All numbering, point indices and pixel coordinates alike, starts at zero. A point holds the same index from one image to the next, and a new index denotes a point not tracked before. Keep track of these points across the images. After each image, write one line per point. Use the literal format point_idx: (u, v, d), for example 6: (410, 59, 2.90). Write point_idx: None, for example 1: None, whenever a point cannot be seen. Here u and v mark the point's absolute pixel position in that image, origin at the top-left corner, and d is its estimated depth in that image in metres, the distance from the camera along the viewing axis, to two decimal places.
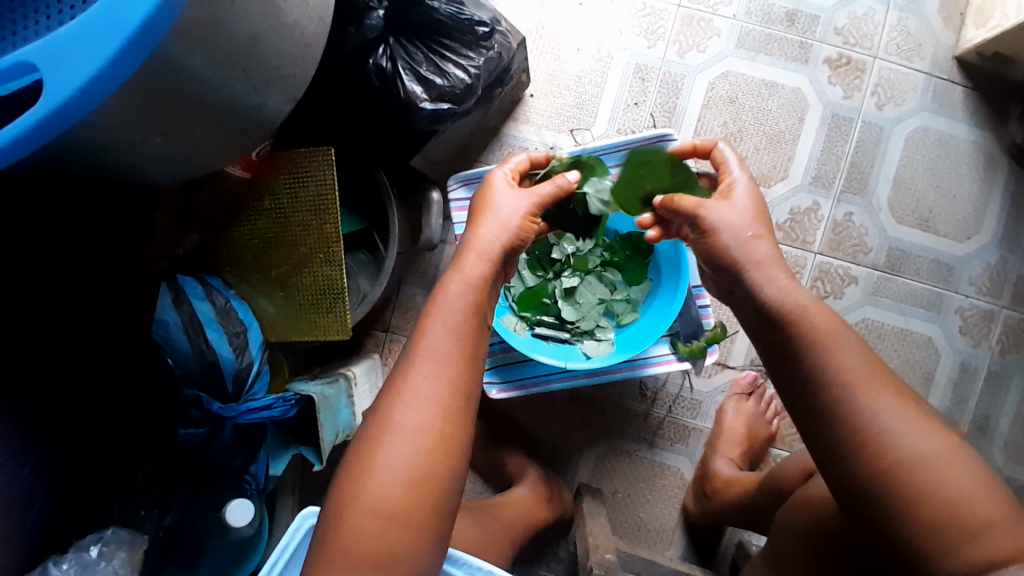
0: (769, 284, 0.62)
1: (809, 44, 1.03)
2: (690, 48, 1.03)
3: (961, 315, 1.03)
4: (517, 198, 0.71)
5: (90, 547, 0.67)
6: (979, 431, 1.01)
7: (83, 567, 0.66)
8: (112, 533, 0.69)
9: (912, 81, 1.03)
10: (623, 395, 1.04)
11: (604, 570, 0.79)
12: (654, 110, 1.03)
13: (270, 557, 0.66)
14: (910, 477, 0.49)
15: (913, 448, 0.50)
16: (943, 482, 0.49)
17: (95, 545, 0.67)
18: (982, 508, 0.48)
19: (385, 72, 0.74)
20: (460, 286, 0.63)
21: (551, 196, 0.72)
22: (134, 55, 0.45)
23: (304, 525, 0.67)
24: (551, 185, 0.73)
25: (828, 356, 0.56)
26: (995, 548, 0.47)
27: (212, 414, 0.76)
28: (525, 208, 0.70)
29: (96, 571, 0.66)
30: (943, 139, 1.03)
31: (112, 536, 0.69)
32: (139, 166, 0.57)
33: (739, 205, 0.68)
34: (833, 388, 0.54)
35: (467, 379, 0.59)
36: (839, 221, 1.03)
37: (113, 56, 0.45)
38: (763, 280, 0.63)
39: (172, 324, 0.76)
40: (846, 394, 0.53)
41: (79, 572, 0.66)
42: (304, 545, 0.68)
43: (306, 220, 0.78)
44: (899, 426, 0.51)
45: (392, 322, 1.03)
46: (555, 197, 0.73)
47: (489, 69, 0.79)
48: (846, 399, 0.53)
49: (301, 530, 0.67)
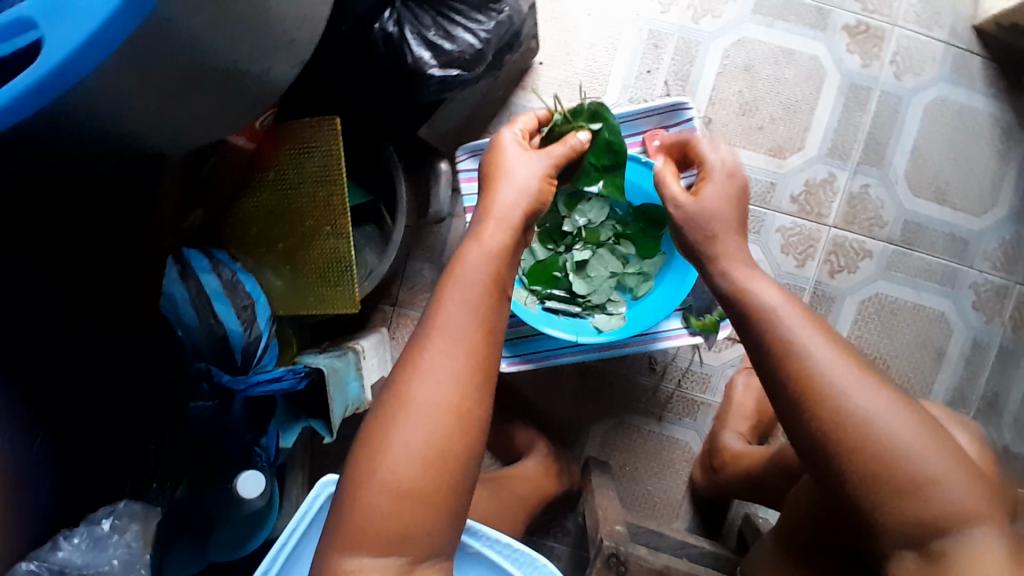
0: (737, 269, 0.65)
1: (828, 11, 1.00)
2: (705, 14, 0.99)
3: (975, 291, 1.01)
4: (530, 161, 0.68)
5: (101, 521, 0.64)
6: (989, 407, 1.01)
7: (96, 540, 0.63)
8: (124, 505, 0.66)
9: (932, 50, 1.00)
10: (632, 370, 1.03)
11: (614, 542, 0.80)
12: (667, 79, 1.00)
13: (288, 526, 0.67)
14: (895, 444, 0.51)
15: (885, 416, 0.52)
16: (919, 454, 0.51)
17: (108, 519, 0.64)
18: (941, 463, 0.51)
19: (392, 38, 0.72)
20: (479, 257, 0.61)
21: (565, 158, 0.69)
22: (131, 12, 0.42)
23: (323, 493, 0.68)
24: (563, 147, 0.70)
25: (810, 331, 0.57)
26: (954, 498, 0.50)
27: (221, 387, 0.75)
28: (540, 170, 0.67)
29: (108, 545, 0.63)
30: (961, 110, 1.01)
31: (124, 509, 0.65)
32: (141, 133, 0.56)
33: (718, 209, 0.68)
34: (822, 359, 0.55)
35: (487, 355, 0.57)
36: (855, 193, 1.01)
37: (108, 16, 0.42)
38: (747, 268, 0.65)
39: (179, 298, 0.74)
40: (833, 368, 0.55)
41: (91, 547, 0.63)
42: (325, 511, 0.69)
43: (312, 192, 0.77)
44: (878, 404, 0.53)
45: (399, 297, 1.02)
46: (568, 159, 0.70)
47: (501, 34, 0.76)
48: (824, 371, 0.55)
49: (322, 496, 0.68)
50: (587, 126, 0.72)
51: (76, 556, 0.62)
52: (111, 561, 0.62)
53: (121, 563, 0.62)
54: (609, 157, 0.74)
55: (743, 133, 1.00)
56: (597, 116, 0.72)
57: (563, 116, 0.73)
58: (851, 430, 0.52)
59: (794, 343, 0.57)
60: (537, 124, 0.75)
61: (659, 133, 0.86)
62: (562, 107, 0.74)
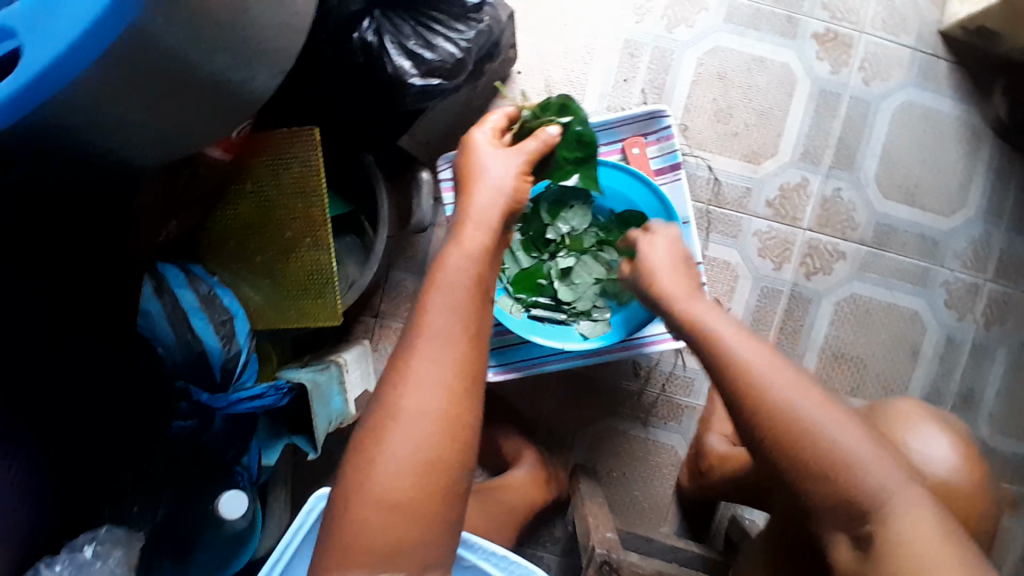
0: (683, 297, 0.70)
1: (797, 20, 1.03)
2: (680, 23, 1.01)
3: (947, 289, 1.05)
4: (505, 158, 0.67)
5: (84, 547, 0.69)
6: (964, 402, 1.04)
7: (78, 567, 0.68)
8: (106, 531, 0.71)
9: (898, 57, 1.04)
10: (616, 376, 1.04)
11: (606, 549, 0.80)
12: (644, 87, 1.01)
13: (282, 541, 0.66)
14: (837, 448, 0.57)
15: (829, 425, 0.58)
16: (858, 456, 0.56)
17: (90, 544, 0.69)
18: (852, 447, 0.57)
19: (371, 47, 0.71)
20: (460, 259, 0.60)
21: (537, 154, 0.67)
22: (114, 21, 0.42)
23: (317, 507, 0.68)
24: (535, 142, 0.68)
25: (755, 351, 0.62)
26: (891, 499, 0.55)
27: (201, 405, 0.73)
28: (515, 167, 0.66)
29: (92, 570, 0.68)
30: (928, 114, 1.04)
31: (106, 535, 0.71)
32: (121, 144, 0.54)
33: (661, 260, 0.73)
34: (767, 374, 0.60)
35: (475, 362, 0.57)
36: (828, 196, 1.03)
37: (91, 23, 0.42)
38: (692, 296, 0.70)
39: (155, 314, 0.73)
40: (780, 382, 0.60)
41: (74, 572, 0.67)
42: (316, 528, 0.68)
43: (290, 202, 0.75)
44: (822, 414, 0.58)
45: (381, 307, 1.01)
46: (542, 154, 0.68)
47: (480, 43, 0.76)
48: (773, 383, 0.60)
49: (315, 512, 0.67)
50: (556, 119, 0.71)
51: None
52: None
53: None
54: (580, 150, 0.73)
55: (719, 140, 1.02)
56: (565, 109, 0.71)
57: (532, 112, 0.72)
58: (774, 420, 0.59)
59: (737, 359, 0.62)
60: (507, 121, 0.72)
61: (638, 141, 0.89)
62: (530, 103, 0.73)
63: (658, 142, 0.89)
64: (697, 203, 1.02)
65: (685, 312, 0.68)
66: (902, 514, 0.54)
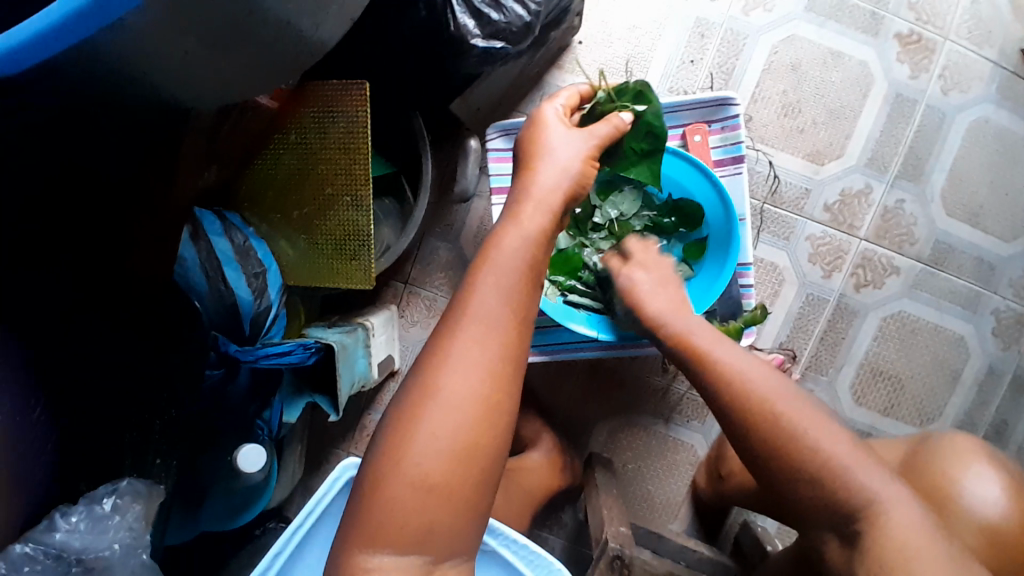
0: (681, 316, 0.71)
1: (881, 17, 0.96)
2: (756, 6, 0.95)
3: (996, 317, 1.00)
4: (574, 139, 0.64)
5: (103, 500, 0.60)
6: (996, 435, 1.00)
7: (95, 520, 0.59)
8: (128, 484, 0.62)
9: (981, 69, 0.97)
10: (644, 369, 1.01)
11: (620, 544, 0.78)
12: (711, 71, 0.96)
13: (304, 507, 0.66)
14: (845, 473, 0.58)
15: (830, 447, 0.59)
16: (863, 480, 0.58)
17: (110, 497, 0.60)
18: (840, 454, 0.59)
19: (435, 3, 0.67)
20: (517, 240, 0.57)
21: (609, 138, 0.65)
22: None
23: (344, 475, 0.68)
24: (606, 127, 0.66)
25: (755, 373, 0.64)
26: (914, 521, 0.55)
27: (227, 357, 0.70)
28: (583, 151, 0.64)
29: (110, 526, 0.59)
30: (1003, 133, 0.98)
31: (128, 488, 0.61)
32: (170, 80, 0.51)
33: (646, 285, 0.75)
34: (768, 398, 0.62)
35: (518, 345, 0.54)
36: (889, 208, 0.98)
37: None
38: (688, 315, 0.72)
39: (189, 261, 0.69)
40: (783, 406, 0.62)
41: (91, 526, 0.59)
42: (342, 494, 0.69)
43: (334, 159, 0.72)
44: (823, 438, 0.60)
45: (412, 274, 0.98)
46: (611, 139, 0.66)
47: (549, 8, 0.72)
48: (784, 408, 0.61)
49: (342, 479, 0.68)
50: (630, 106, 0.68)
51: (75, 537, 0.58)
52: (111, 545, 0.59)
53: (122, 547, 0.59)
54: (648, 142, 0.70)
55: (783, 135, 0.97)
56: (641, 96, 0.68)
57: (607, 95, 0.69)
58: (761, 422, 0.62)
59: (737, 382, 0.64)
60: (580, 99, 0.70)
61: (700, 129, 0.84)
62: (606, 84, 0.70)
63: (722, 131, 0.84)
64: (752, 201, 0.97)
65: (673, 329, 0.70)
66: (894, 519, 0.56)
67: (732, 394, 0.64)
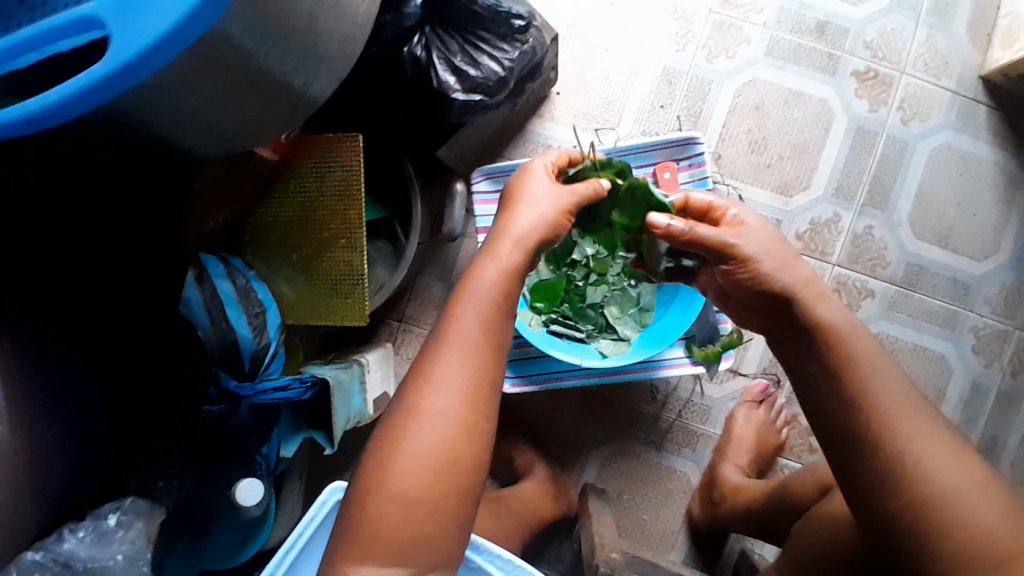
0: (829, 299, 0.65)
1: (838, 57, 1.04)
2: (719, 53, 1.03)
3: (975, 335, 1.02)
4: (554, 193, 0.68)
5: (108, 516, 0.64)
6: (988, 450, 1.01)
7: (100, 536, 0.63)
8: (131, 502, 0.66)
9: (939, 99, 1.04)
10: (634, 398, 1.04)
11: (609, 569, 0.82)
12: (680, 114, 1.03)
13: (295, 530, 0.71)
14: (958, 510, 0.52)
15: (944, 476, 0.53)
16: (974, 509, 0.52)
17: (113, 514, 0.64)
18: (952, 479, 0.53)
19: (419, 62, 0.75)
20: (494, 273, 0.62)
21: (588, 197, 0.69)
22: (129, 74, 0.46)
23: (331, 498, 0.72)
24: (588, 188, 0.69)
25: (886, 380, 0.59)
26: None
27: (228, 391, 0.75)
28: (562, 203, 0.67)
29: (114, 540, 0.63)
30: (965, 157, 1.03)
31: (130, 505, 0.66)
32: (179, 129, 0.58)
33: (754, 232, 0.69)
34: (883, 416, 0.57)
35: (492, 365, 0.58)
36: (859, 234, 1.03)
37: (112, 69, 0.45)
38: (824, 294, 0.66)
39: (194, 302, 0.74)
40: (885, 416, 0.57)
41: (95, 541, 0.63)
42: (330, 517, 0.72)
43: (331, 205, 0.78)
44: (934, 462, 0.54)
45: (407, 312, 1.03)
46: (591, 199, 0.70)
47: (523, 63, 0.79)
48: (905, 435, 0.56)
49: (329, 502, 0.72)
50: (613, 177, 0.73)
51: (82, 550, 0.62)
52: (113, 557, 0.63)
53: (124, 559, 0.63)
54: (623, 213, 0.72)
55: (751, 169, 1.02)
56: (622, 173, 0.73)
57: (592, 163, 0.74)
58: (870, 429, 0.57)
59: (860, 388, 0.59)
60: (567, 161, 0.75)
61: (669, 166, 0.90)
62: (593, 156, 0.75)
63: (690, 168, 0.90)
64: None
65: (813, 314, 0.64)
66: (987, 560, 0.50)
67: (846, 407, 0.59)
